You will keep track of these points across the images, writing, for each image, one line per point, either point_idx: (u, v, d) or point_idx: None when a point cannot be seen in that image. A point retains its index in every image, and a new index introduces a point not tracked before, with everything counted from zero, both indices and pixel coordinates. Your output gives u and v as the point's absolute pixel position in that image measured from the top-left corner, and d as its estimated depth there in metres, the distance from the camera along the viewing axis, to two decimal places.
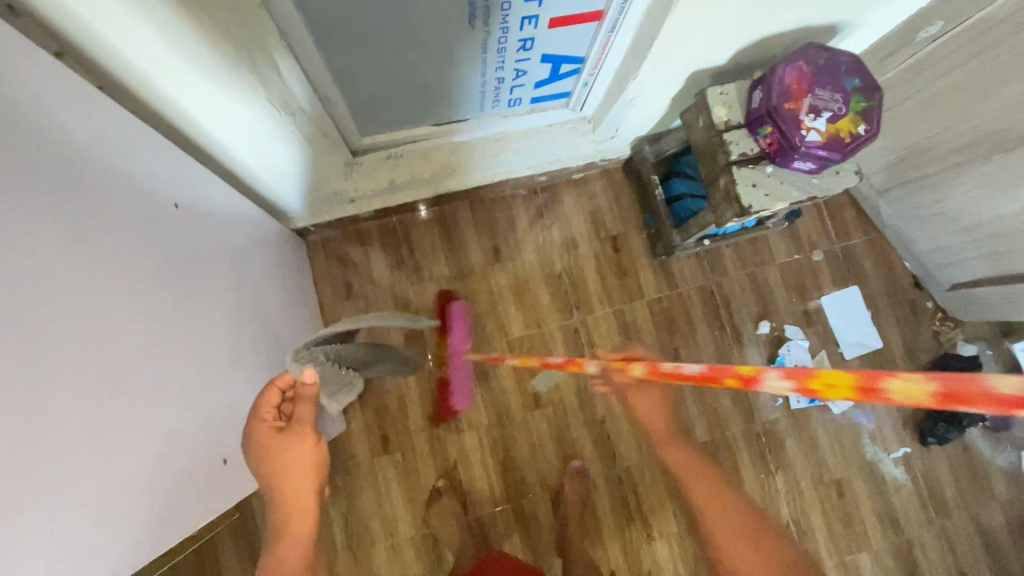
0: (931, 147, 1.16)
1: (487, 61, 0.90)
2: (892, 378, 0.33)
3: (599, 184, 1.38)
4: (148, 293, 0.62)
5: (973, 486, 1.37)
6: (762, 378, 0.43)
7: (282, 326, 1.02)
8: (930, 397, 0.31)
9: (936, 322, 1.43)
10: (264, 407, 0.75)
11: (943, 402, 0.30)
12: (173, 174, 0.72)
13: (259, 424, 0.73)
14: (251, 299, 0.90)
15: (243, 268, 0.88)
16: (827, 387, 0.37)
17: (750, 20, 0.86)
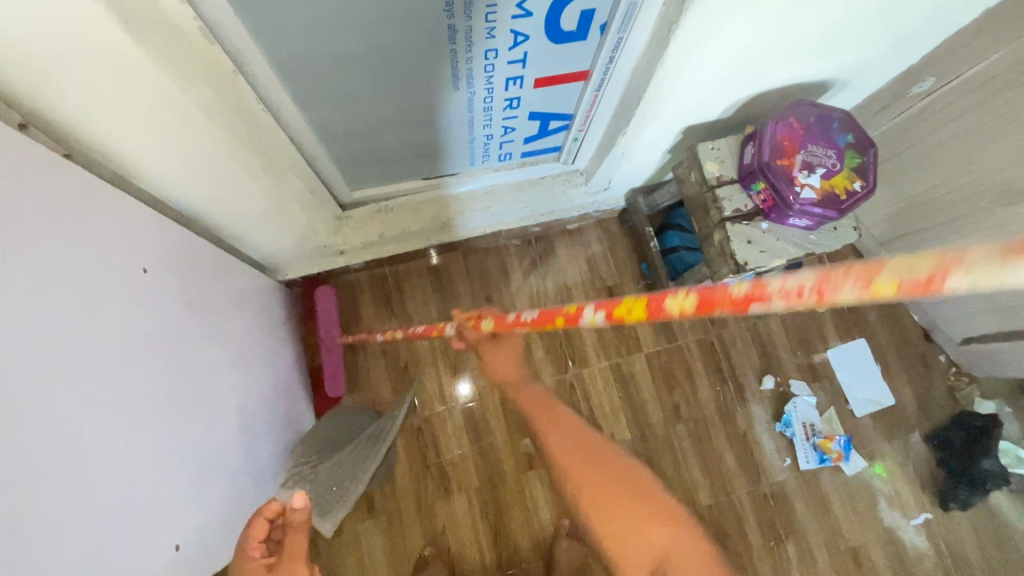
0: (935, 198, 1.14)
1: (475, 118, 0.90)
2: (663, 297, 0.41)
3: (595, 234, 1.36)
4: (127, 359, 0.59)
5: (1002, 555, 1.27)
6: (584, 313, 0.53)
7: (268, 385, 0.98)
8: (692, 305, 0.38)
9: (950, 377, 1.36)
10: (250, 540, 0.69)
11: (697, 310, 0.38)
12: (156, 237, 0.70)
13: (249, 564, 0.68)
14: (237, 359, 0.87)
15: (227, 328, 0.85)
16: (625, 313, 0.47)
17: (739, 77, 0.86)
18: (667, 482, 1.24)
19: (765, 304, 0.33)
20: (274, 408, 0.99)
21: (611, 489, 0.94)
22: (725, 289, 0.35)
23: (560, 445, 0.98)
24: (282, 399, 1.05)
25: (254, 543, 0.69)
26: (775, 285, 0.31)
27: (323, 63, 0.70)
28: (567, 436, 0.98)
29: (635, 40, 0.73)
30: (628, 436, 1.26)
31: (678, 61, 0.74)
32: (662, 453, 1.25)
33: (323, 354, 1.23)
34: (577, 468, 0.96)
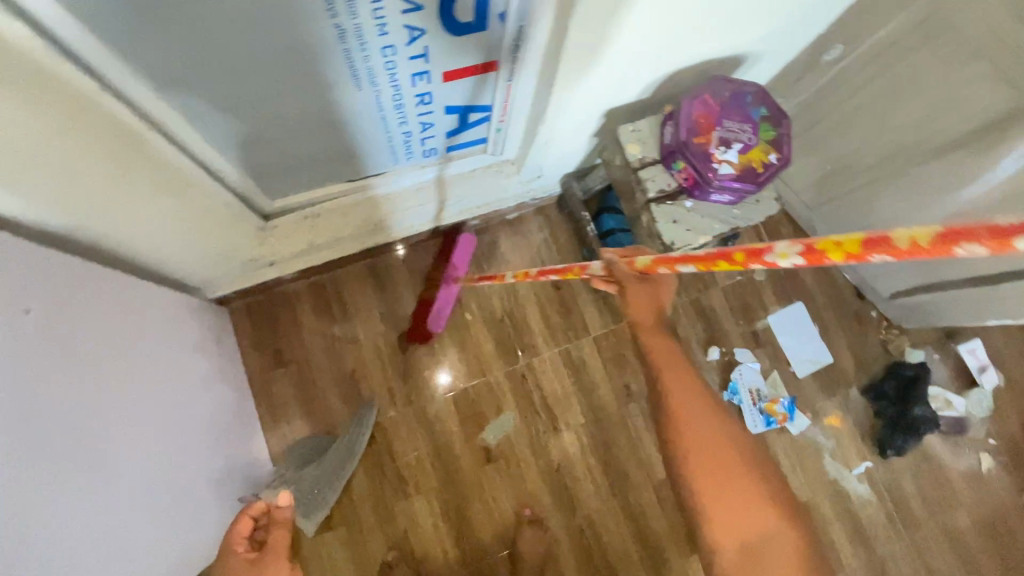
0: (856, 162, 1.17)
1: (388, 116, 0.87)
2: (891, 232, 0.39)
3: (535, 221, 1.35)
4: (13, 414, 0.54)
5: (937, 492, 1.35)
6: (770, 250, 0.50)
7: (201, 410, 0.94)
8: (932, 239, 0.36)
9: (882, 331, 1.42)
10: (237, 537, 0.78)
11: (936, 245, 0.36)
12: (44, 277, 0.63)
13: (233, 558, 0.77)
14: (159, 389, 0.82)
15: (144, 357, 0.80)
16: (833, 247, 0.44)
17: (651, 55, 0.85)
18: (624, 460, 1.26)
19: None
20: (209, 433, 0.95)
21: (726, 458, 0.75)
22: (1003, 226, 0.33)
23: (683, 403, 0.77)
24: (219, 423, 1.01)
25: (240, 539, 0.78)
26: None
27: (207, 71, 0.66)
28: (679, 374, 0.78)
29: (539, 26, 0.70)
30: (583, 420, 1.27)
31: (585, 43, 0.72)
32: (616, 433, 1.27)
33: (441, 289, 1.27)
34: (688, 426, 0.76)
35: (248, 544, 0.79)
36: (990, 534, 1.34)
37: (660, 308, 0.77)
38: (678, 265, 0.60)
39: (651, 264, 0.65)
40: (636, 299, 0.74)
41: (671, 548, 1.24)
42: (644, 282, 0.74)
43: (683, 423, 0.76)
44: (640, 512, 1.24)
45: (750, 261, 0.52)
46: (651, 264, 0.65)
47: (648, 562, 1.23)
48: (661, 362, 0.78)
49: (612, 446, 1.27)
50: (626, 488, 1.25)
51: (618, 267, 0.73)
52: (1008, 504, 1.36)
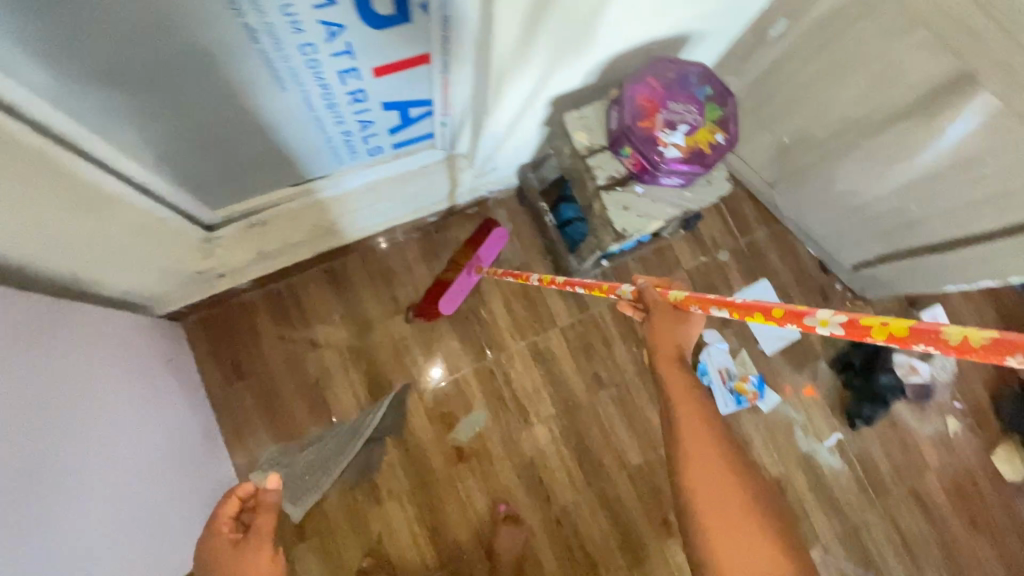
0: (809, 137, 1.17)
1: (322, 116, 0.84)
2: (941, 325, 0.44)
3: (494, 215, 1.33)
4: None
5: (906, 459, 1.37)
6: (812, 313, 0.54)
7: (147, 432, 0.91)
8: (979, 342, 0.41)
9: (847, 303, 1.44)
10: (221, 517, 0.78)
11: (980, 350, 0.41)
12: None
13: (217, 538, 0.76)
14: (96, 415, 0.79)
15: (78, 382, 0.77)
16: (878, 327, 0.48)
17: (590, 41, 0.82)
18: (597, 449, 1.26)
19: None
20: (158, 455, 0.92)
21: (739, 514, 0.69)
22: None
23: (695, 444, 0.72)
24: (169, 445, 0.98)
25: (225, 519, 0.78)
26: None
27: (111, 78, 0.62)
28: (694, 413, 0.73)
29: (466, 16, 0.68)
30: (554, 412, 1.27)
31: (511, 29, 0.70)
32: (588, 423, 1.27)
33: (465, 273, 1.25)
34: (699, 472, 0.71)
35: (234, 526, 0.79)
36: (959, 495, 1.37)
37: (682, 344, 0.76)
38: (719, 309, 0.64)
39: (687, 300, 0.70)
40: (662, 329, 0.75)
41: (648, 533, 1.24)
42: (678, 318, 0.75)
43: (692, 468, 0.71)
44: (615, 500, 1.25)
45: (790, 320, 0.56)
46: (689, 301, 0.69)
47: (625, 548, 1.23)
48: (676, 394, 0.74)
49: (584, 436, 1.26)
50: (600, 476, 1.25)
51: (648, 294, 0.75)
52: (973, 464, 1.39)
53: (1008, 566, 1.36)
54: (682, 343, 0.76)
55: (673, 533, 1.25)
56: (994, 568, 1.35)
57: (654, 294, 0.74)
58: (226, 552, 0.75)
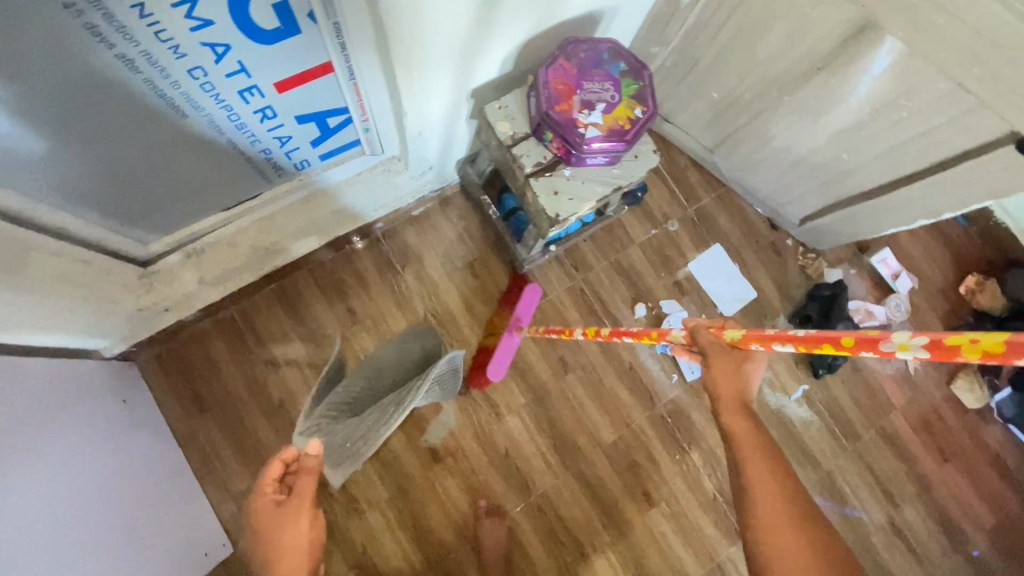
0: (738, 98, 1.18)
1: (233, 135, 0.83)
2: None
3: (440, 213, 1.32)
4: None
5: (871, 400, 1.41)
6: (886, 339, 0.48)
7: (106, 478, 0.90)
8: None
9: (800, 257, 1.46)
10: (267, 478, 0.82)
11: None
12: None
13: (262, 496, 0.82)
14: (45, 469, 0.78)
15: (23, 438, 0.76)
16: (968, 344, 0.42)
17: (495, 29, 0.81)
18: (570, 432, 1.27)
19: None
20: (121, 497, 0.92)
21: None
22: None
23: (764, 497, 0.70)
24: (137, 484, 0.97)
25: (270, 480, 0.82)
26: None
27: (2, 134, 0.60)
28: (763, 471, 0.71)
29: (355, 19, 0.67)
30: (523, 401, 1.27)
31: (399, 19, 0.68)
32: (559, 407, 1.28)
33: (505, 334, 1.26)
34: (773, 531, 0.69)
35: (278, 486, 0.83)
36: (926, 429, 1.42)
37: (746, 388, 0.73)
38: (782, 346, 0.57)
39: (741, 339, 0.64)
40: (722, 373, 0.71)
41: (629, 505, 1.26)
42: (735, 358, 0.71)
43: (765, 526, 0.69)
44: (594, 479, 1.26)
45: (862, 349, 0.50)
46: (743, 339, 0.64)
47: (608, 524, 1.25)
48: (744, 450, 0.72)
49: (557, 421, 1.27)
50: (576, 458, 1.27)
51: (701, 335, 0.71)
52: (936, 397, 1.44)
53: (977, 489, 1.41)
54: (744, 386, 0.73)
55: (654, 503, 1.27)
56: (965, 493, 1.40)
57: (705, 334, 0.70)
58: (271, 510, 0.81)
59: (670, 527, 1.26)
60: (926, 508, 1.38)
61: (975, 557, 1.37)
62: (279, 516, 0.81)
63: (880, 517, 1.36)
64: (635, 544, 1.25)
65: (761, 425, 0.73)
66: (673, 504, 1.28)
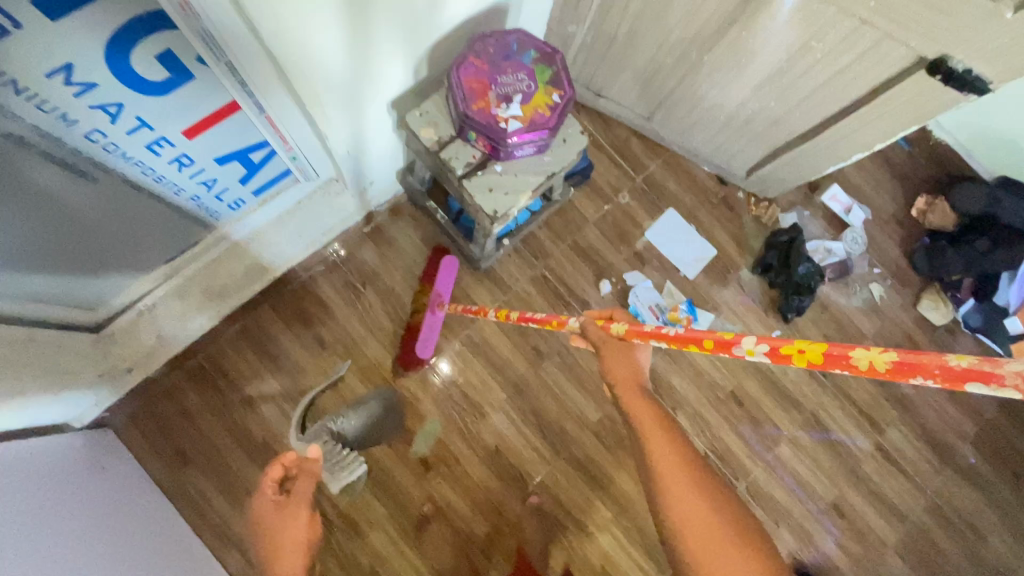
0: (661, 64, 1.19)
1: (152, 186, 0.82)
2: (854, 351, 0.44)
3: (392, 226, 1.32)
4: None
5: (843, 335, 1.44)
6: (740, 343, 0.54)
7: (106, 537, 0.91)
8: (888, 366, 0.42)
9: (753, 208, 1.48)
10: (268, 479, 0.93)
11: (895, 373, 0.42)
12: None
13: (264, 496, 0.93)
14: (50, 537, 0.80)
15: (16, 516, 0.77)
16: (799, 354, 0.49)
17: (395, 41, 0.81)
18: (555, 417, 1.29)
19: (993, 385, 0.36)
20: (131, 547, 0.94)
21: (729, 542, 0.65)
22: (941, 363, 0.39)
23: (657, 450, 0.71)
24: (141, 536, 0.99)
25: (270, 482, 0.93)
26: (1005, 373, 0.36)
27: None
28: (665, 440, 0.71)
29: (249, 60, 0.67)
30: (505, 396, 1.29)
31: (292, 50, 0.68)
32: (541, 396, 1.30)
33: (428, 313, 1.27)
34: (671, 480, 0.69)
35: (276, 489, 0.94)
36: None
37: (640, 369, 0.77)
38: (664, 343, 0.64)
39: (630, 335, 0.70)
40: (615, 358, 0.76)
41: (624, 478, 1.28)
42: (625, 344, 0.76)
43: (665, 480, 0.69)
44: (586, 458, 1.28)
45: (723, 351, 0.57)
46: (632, 335, 0.70)
47: (608, 500, 1.27)
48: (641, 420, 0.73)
49: (541, 409, 1.29)
50: (566, 441, 1.28)
51: (591, 331, 0.77)
52: (904, 321, 1.47)
53: (958, 402, 1.44)
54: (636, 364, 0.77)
55: None
56: (946, 408, 1.44)
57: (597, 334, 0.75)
58: (272, 510, 0.92)
59: None
60: (910, 428, 1.42)
61: (963, 467, 1.42)
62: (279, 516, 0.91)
63: (868, 446, 1.40)
64: (636, 514, 1.27)
65: (655, 399, 0.75)
66: None
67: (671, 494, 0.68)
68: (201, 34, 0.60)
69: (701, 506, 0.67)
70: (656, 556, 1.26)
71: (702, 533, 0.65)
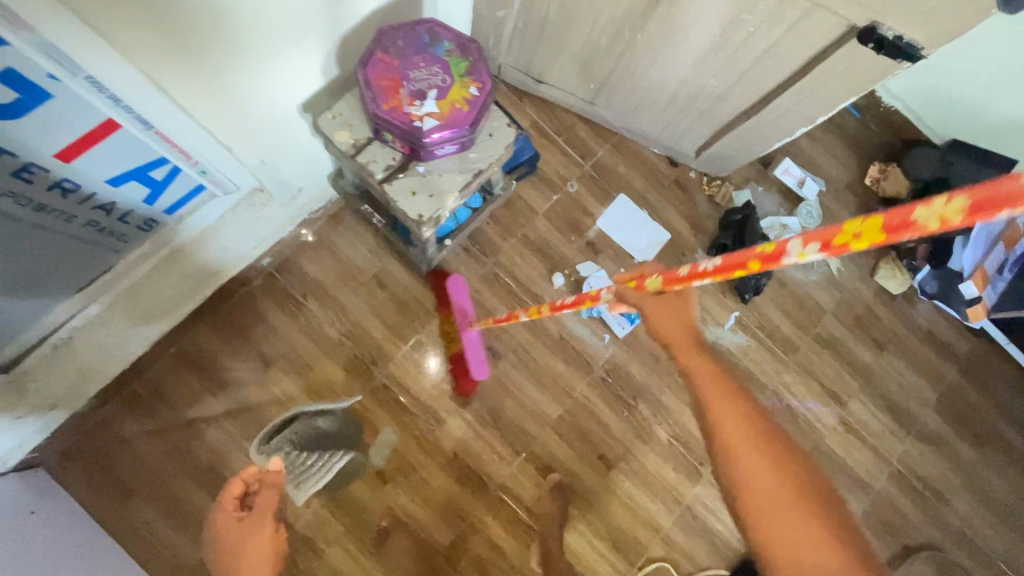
0: (597, 45, 1.14)
1: (39, 217, 0.76)
2: (920, 208, 0.34)
3: (331, 232, 1.26)
4: None
5: (802, 310, 1.43)
6: (780, 251, 0.45)
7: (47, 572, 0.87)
8: (963, 215, 0.32)
9: (706, 187, 1.44)
10: (227, 496, 0.79)
11: (974, 218, 0.32)
12: None
13: (223, 513, 0.79)
14: None
15: None
16: (852, 237, 0.39)
17: (288, 38, 0.75)
18: (514, 417, 1.26)
19: None
20: None
21: (794, 510, 0.61)
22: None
23: (718, 411, 0.65)
24: (83, 568, 0.96)
25: (229, 497, 0.79)
26: None
27: None
28: (727, 409, 0.65)
29: (108, 67, 0.60)
30: (461, 399, 1.25)
31: (155, 48, 0.62)
32: (498, 396, 1.26)
33: (466, 330, 1.24)
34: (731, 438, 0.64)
35: (238, 503, 0.80)
36: (859, 324, 1.44)
37: (692, 326, 0.70)
38: (698, 280, 0.55)
39: (662, 283, 0.61)
40: (661, 317, 0.69)
41: (588, 472, 1.27)
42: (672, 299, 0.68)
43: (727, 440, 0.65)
44: (547, 455, 1.26)
45: (766, 267, 0.47)
46: (663, 285, 0.61)
47: (572, 496, 1.25)
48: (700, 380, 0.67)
49: (498, 409, 1.26)
50: (525, 440, 1.26)
51: (627, 294, 0.68)
52: (862, 291, 1.46)
53: (917, 369, 1.45)
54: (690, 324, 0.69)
55: (612, 464, 1.28)
56: (905, 376, 1.44)
57: (631, 293, 0.67)
58: (234, 528, 0.79)
59: (633, 484, 1.28)
60: (871, 399, 1.42)
61: (925, 432, 1.42)
62: (242, 534, 0.78)
63: (831, 419, 1.39)
64: (601, 508, 1.26)
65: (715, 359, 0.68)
66: (631, 460, 1.29)
67: (736, 464, 0.64)
68: (41, 47, 0.54)
69: (771, 476, 0.63)
70: (623, 547, 1.25)
71: (765, 500, 0.62)
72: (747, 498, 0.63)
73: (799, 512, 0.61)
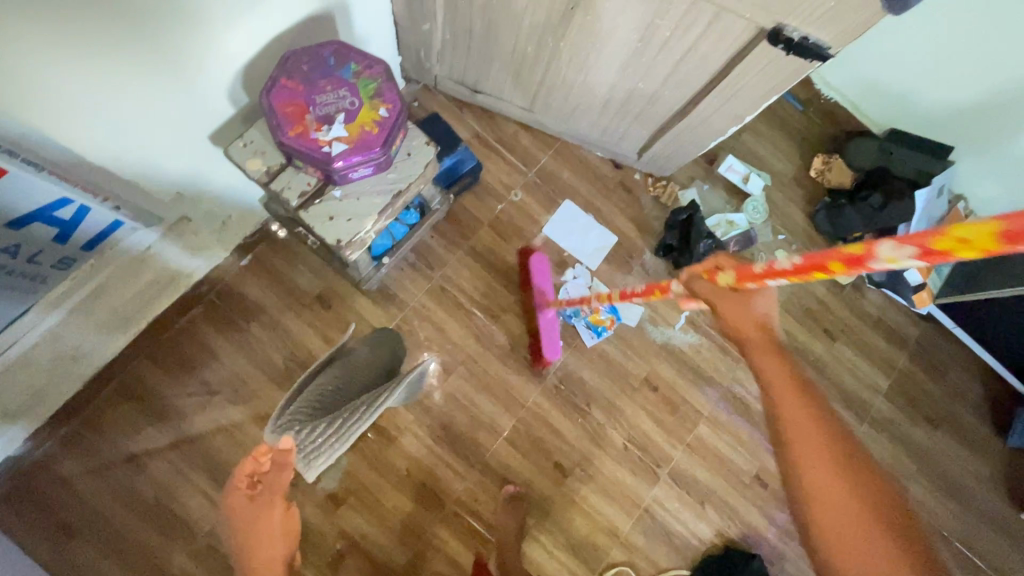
0: (524, 54, 1.13)
1: None
2: None
3: (270, 255, 1.25)
4: None
5: None
6: (879, 251, 0.48)
7: None
8: None
9: (651, 187, 1.44)
10: (238, 474, 0.70)
11: None
12: None
13: (235, 491, 0.72)
14: None
15: None
16: (959, 242, 0.41)
17: (182, 70, 0.73)
18: (467, 430, 1.26)
19: None
20: None
21: (862, 516, 0.66)
22: None
23: (797, 424, 0.71)
24: None
25: (243, 474, 0.70)
26: None
27: None
28: (800, 412, 0.71)
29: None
30: (413, 416, 1.24)
31: (28, 87, 0.59)
32: (449, 410, 1.26)
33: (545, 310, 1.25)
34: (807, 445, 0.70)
35: (250, 480, 0.71)
36: (810, 316, 1.46)
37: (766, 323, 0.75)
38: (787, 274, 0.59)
39: (738, 280, 0.70)
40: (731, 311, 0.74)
41: (544, 481, 1.26)
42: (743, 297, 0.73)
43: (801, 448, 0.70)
44: (502, 466, 1.25)
45: (855, 267, 0.52)
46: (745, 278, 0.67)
47: (529, 505, 1.25)
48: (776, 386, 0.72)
49: (451, 424, 1.25)
50: (480, 453, 1.25)
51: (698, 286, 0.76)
52: (812, 284, 1.47)
53: (869, 358, 1.46)
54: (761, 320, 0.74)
55: (568, 471, 1.28)
56: (858, 365, 1.45)
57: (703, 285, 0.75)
58: (245, 504, 0.72)
59: (590, 489, 1.28)
60: (825, 390, 1.43)
61: (879, 420, 1.44)
62: (256, 513, 0.73)
63: None
64: (559, 515, 1.26)
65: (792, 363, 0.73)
66: (587, 466, 1.29)
67: (807, 467, 0.69)
68: None
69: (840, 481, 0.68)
70: (583, 553, 1.25)
71: (833, 501, 0.67)
72: (819, 505, 0.68)
73: (865, 517, 0.66)
